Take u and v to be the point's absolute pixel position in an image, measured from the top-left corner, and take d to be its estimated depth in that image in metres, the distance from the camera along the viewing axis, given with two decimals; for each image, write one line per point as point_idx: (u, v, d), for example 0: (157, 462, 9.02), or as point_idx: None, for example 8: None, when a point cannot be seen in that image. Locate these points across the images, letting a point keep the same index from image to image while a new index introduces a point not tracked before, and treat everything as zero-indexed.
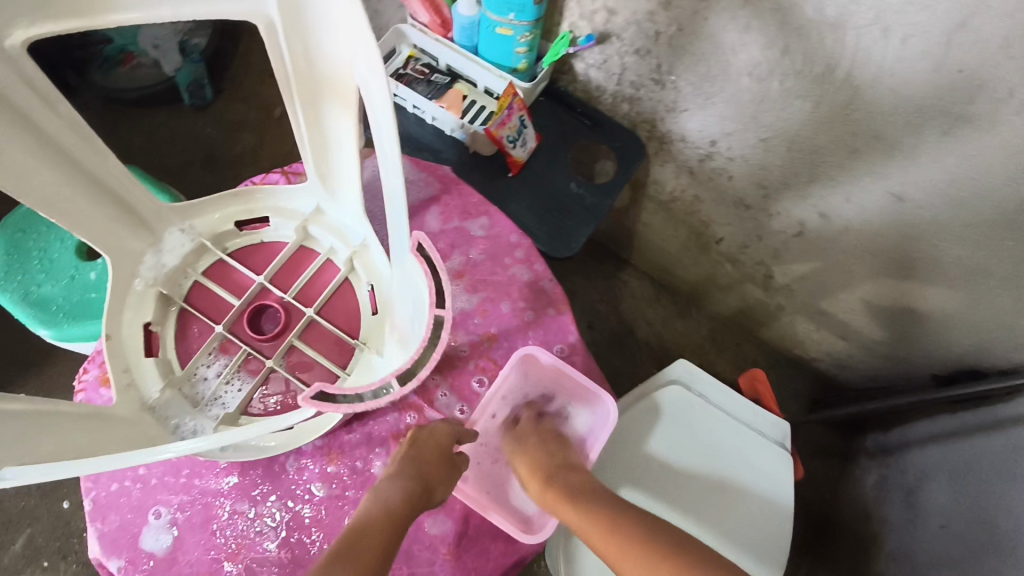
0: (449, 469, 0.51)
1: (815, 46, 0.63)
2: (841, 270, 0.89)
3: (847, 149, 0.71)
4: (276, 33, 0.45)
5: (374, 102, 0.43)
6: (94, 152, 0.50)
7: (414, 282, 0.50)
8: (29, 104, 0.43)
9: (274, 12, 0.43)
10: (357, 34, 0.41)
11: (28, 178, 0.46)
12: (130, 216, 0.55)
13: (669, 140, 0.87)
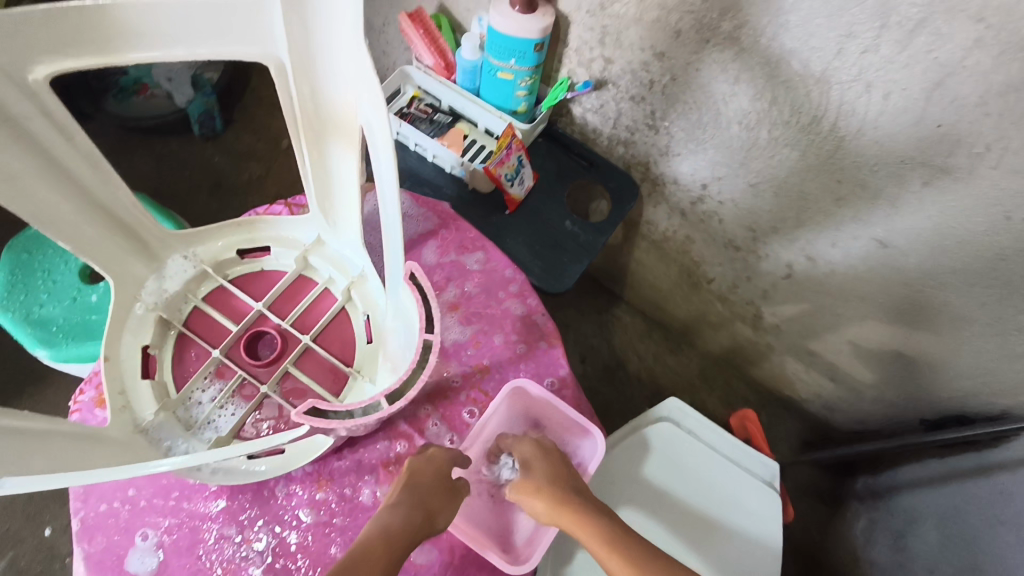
0: (451, 501, 0.51)
1: (800, 99, 0.66)
2: (828, 312, 0.91)
3: (833, 197, 0.73)
4: (287, 75, 0.48)
5: (376, 140, 0.45)
6: (105, 181, 0.52)
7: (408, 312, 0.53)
8: (45, 137, 0.46)
9: (286, 54, 0.46)
10: (363, 77, 0.43)
11: (40, 207, 0.47)
12: (134, 242, 0.56)
13: (662, 183, 0.90)
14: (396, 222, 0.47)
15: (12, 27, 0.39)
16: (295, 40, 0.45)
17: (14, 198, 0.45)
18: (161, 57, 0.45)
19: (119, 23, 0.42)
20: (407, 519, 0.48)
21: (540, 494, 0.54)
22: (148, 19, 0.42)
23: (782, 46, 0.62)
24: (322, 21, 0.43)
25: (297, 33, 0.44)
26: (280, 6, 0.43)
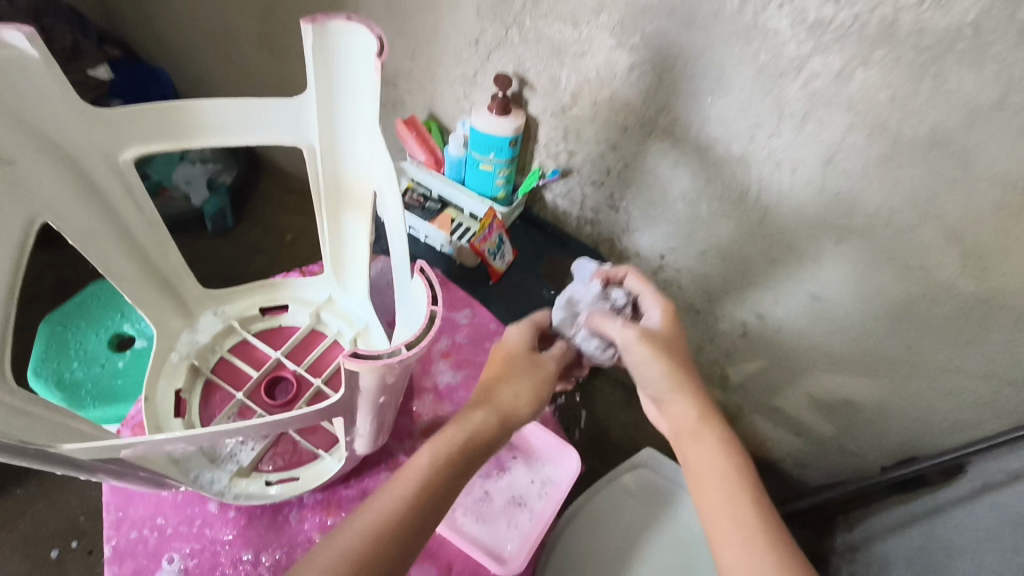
0: (544, 387, 0.60)
1: (728, 177, 0.80)
2: (783, 367, 1.00)
3: (769, 260, 0.85)
4: (316, 155, 0.62)
5: (385, 201, 0.58)
6: (160, 245, 0.66)
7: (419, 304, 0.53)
8: (120, 205, 0.61)
9: (316, 139, 0.60)
10: (376, 156, 0.57)
11: (111, 260, 0.61)
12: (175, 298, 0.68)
13: (626, 256, 1.02)
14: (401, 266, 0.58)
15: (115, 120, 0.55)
16: (325, 129, 0.60)
17: (96, 250, 0.59)
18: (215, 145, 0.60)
19: (190, 118, 0.57)
20: (514, 403, 0.56)
21: (670, 399, 0.59)
22: (209, 116, 0.58)
23: (708, 135, 0.77)
24: (349, 112, 0.58)
25: (329, 123, 0.59)
26: (315, 101, 0.57)
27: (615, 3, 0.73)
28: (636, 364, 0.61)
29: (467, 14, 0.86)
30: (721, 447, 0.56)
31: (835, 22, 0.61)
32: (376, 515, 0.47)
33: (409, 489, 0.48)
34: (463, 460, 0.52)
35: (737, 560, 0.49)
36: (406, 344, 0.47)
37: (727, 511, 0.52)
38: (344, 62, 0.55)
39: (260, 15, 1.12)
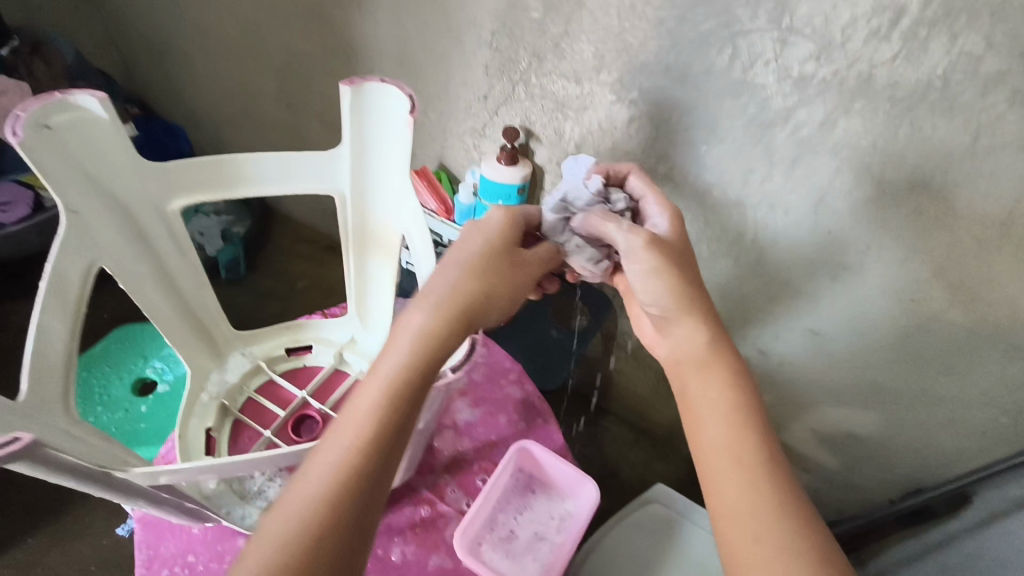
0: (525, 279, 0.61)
1: (726, 219, 0.84)
2: (787, 402, 1.02)
3: (768, 296, 0.89)
4: (346, 202, 0.69)
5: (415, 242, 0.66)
6: (198, 289, 0.72)
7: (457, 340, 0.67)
8: (164, 252, 0.68)
9: (348, 188, 0.68)
10: (408, 200, 0.66)
11: (153, 302, 0.67)
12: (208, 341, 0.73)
13: None
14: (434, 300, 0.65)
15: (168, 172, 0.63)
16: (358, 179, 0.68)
17: (140, 292, 0.65)
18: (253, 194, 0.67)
19: (235, 169, 0.65)
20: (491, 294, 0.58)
21: (674, 323, 0.60)
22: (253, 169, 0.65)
23: (705, 181, 0.82)
24: (378, 165, 0.66)
25: (359, 174, 0.67)
26: (349, 156, 0.66)
27: (615, 62, 0.78)
28: (636, 277, 0.62)
29: (476, 72, 0.92)
30: (724, 380, 0.56)
31: (817, 77, 0.67)
32: (361, 418, 0.46)
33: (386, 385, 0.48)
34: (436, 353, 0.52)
35: (733, 494, 0.49)
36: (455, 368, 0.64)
37: (725, 444, 0.52)
38: (377, 123, 0.64)
39: (277, 76, 1.18)
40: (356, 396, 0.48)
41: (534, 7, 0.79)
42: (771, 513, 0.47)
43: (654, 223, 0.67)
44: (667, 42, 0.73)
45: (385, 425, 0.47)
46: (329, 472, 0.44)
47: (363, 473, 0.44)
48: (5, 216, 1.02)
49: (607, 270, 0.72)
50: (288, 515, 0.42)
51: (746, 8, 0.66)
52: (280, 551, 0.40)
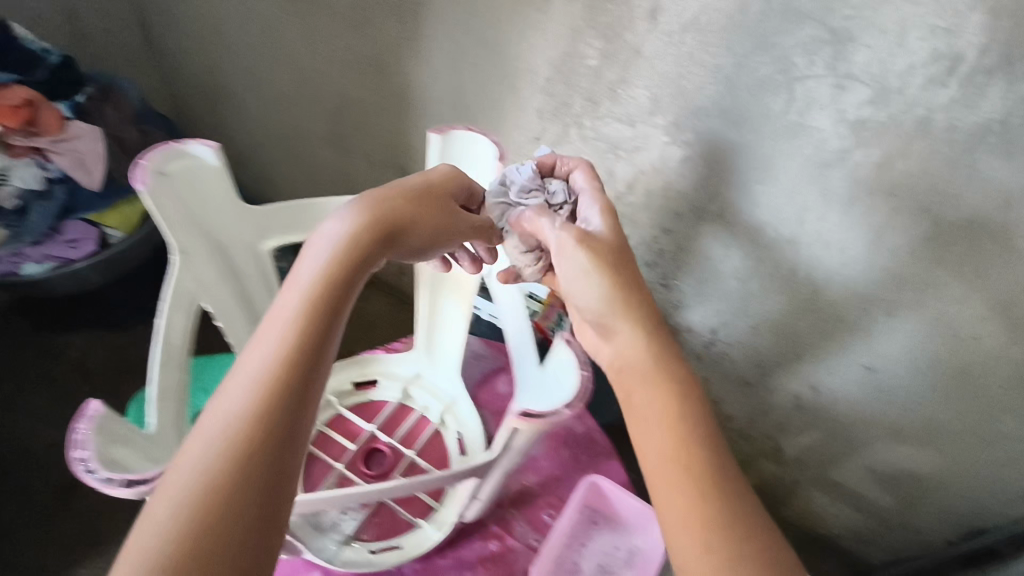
0: (439, 222, 0.66)
1: (779, 257, 0.85)
2: (838, 440, 1.01)
3: (820, 333, 0.89)
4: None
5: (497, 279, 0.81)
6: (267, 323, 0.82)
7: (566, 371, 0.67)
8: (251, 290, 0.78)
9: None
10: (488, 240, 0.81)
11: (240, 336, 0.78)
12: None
13: (677, 332, 1.06)
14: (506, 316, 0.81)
15: (276, 219, 0.74)
16: None
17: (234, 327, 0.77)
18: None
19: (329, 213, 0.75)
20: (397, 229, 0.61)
21: (616, 329, 0.62)
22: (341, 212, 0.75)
23: (758, 219, 0.83)
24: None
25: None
26: None
27: (670, 106, 0.81)
28: (571, 271, 0.64)
29: (530, 116, 0.95)
30: (666, 386, 0.57)
31: (873, 121, 0.69)
32: (271, 348, 0.49)
33: (297, 316, 0.51)
34: (346, 283, 0.55)
35: (672, 493, 0.50)
36: (568, 403, 0.62)
37: (667, 446, 0.53)
38: (452, 170, 0.81)
39: (329, 118, 1.23)
40: (266, 331, 0.50)
41: (591, 55, 0.82)
42: (705, 510, 0.49)
43: (585, 218, 0.69)
44: (723, 87, 0.75)
45: (296, 351, 0.49)
46: (242, 399, 0.46)
47: (279, 395, 0.46)
48: (75, 253, 1.06)
49: (538, 265, 0.74)
50: (204, 444, 0.43)
51: (803, 56, 0.68)
52: (204, 479, 0.41)
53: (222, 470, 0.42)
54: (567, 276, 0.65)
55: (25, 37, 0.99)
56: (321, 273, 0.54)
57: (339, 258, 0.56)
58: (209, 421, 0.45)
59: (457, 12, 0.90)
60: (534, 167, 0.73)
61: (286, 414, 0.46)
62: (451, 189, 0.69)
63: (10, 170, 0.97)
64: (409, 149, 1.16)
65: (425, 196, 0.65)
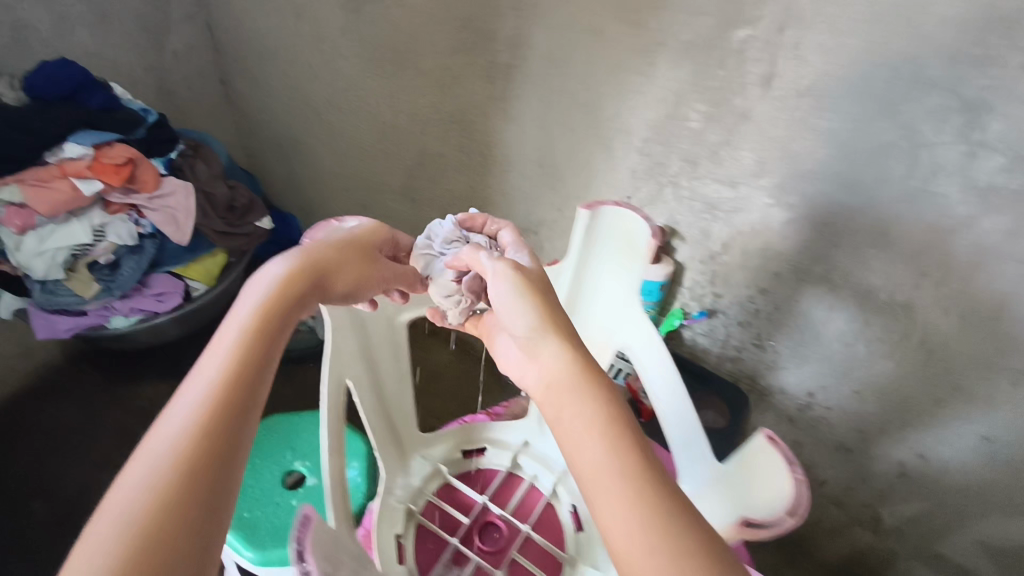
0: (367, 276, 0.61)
1: (890, 321, 0.82)
2: (948, 511, 0.96)
3: (933, 399, 0.85)
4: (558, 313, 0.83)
5: (642, 360, 0.75)
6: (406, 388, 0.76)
7: (768, 469, 0.60)
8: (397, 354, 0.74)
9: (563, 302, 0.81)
10: (631, 318, 0.76)
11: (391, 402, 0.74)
12: (395, 439, 0.73)
13: (769, 392, 1.03)
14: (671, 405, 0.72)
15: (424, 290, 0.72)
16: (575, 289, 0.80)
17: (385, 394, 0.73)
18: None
19: None
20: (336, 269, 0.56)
21: (539, 345, 0.49)
22: None
23: (870, 283, 0.80)
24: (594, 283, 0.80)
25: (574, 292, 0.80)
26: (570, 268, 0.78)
27: (776, 169, 0.78)
28: (502, 297, 0.54)
29: (622, 175, 0.93)
30: (583, 384, 0.45)
31: (1007, 190, 0.65)
32: (207, 385, 0.41)
33: (231, 350, 0.44)
34: (286, 318, 0.49)
35: (615, 504, 0.38)
36: (792, 513, 0.55)
37: (601, 453, 0.40)
38: (596, 246, 0.77)
39: (406, 172, 1.24)
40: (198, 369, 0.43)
41: (694, 118, 0.81)
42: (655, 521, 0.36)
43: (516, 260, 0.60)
44: (838, 152, 0.72)
45: (233, 390, 0.42)
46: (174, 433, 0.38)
47: (218, 439, 0.39)
48: (161, 306, 1.08)
49: (461, 307, 0.67)
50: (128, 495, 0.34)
51: (932, 124, 0.66)
52: (131, 529, 0.33)
53: (143, 532, 0.33)
54: (498, 303, 0.54)
55: (126, 98, 1.01)
56: (260, 305, 0.48)
57: (282, 292, 0.50)
58: (126, 478, 0.35)
59: (552, 73, 0.89)
60: (456, 218, 0.69)
61: (225, 463, 0.39)
62: (374, 244, 0.64)
63: (107, 227, 0.99)
64: (488, 204, 1.16)
65: (360, 244, 0.62)
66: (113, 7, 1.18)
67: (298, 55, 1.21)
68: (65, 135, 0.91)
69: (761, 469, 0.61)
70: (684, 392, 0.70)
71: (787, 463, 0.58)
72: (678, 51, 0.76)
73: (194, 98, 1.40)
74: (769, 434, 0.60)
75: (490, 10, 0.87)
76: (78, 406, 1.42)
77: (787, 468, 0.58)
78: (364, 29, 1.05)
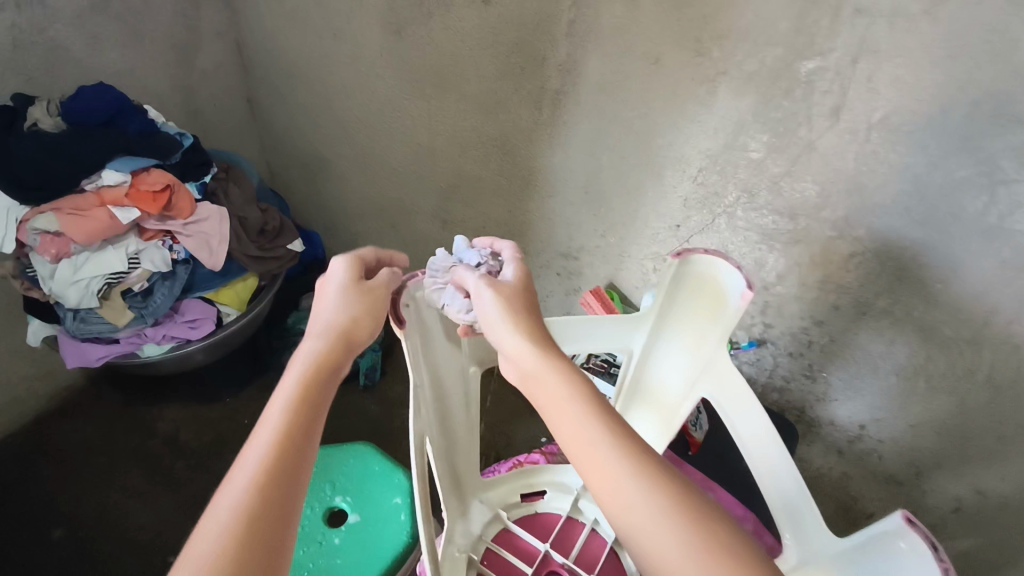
0: (384, 305, 0.56)
1: (954, 357, 0.79)
2: (1005, 551, 0.89)
3: (995, 436, 0.81)
4: (631, 359, 0.72)
5: (730, 412, 0.64)
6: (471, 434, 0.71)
7: (906, 558, 0.48)
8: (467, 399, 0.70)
9: (638, 345, 0.71)
10: (718, 371, 0.65)
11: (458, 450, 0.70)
12: (456, 482, 0.70)
13: (817, 424, 1.00)
14: (767, 470, 0.60)
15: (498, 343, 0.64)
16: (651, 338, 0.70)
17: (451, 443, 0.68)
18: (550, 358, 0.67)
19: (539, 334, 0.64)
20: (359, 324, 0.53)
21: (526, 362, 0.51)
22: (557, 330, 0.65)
23: (934, 318, 0.77)
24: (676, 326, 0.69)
25: (650, 337, 0.70)
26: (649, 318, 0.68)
27: (841, 202, 0.76)
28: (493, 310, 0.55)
29: (673, 203, 0.92)
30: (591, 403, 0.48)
31: None
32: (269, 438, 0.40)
33: (278, 422, 0.41)
34: (331, 378, 0.47)
35: (642, 518, 0.41)
36: None
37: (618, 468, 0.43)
38: (684, 289, 0.66)
39: (440, 194, 1.22)
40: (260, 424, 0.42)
41: (755, 148, 0.78)
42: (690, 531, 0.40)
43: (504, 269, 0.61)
44: (913, 192, 0.71)
45: (286, 466, 0.39)
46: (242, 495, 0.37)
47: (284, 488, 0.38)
48: (194, 333, 1.06)
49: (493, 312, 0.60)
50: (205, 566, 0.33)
51: (1014, 160, 0.62)
52: None
53: None
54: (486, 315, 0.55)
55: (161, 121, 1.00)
56: (299, 374, 0.45)
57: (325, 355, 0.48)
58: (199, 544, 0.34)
59: (603, 99, 0.87)
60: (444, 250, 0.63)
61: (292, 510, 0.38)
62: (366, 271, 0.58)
63: (142, 254, 0.97)
64: (526, 228, 1.14)
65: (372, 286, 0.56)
66: (147, 26, 1.17)
67: (333, 76, 1.19)
68: (103, 162, 0.90)
69: (898, 557, 0.49)
70: (786, 458, 0.58)
71: (926, 549, 0.47)
72: (741, 80, 0.74)
73: (222, 117, 1.39)
74: (910, 517, 0.49)
75: (543, 35, 0.86)
76: (98, 429, 1.40)
77: (927, 555, 0.47)
78: (405, 52, 1.04)
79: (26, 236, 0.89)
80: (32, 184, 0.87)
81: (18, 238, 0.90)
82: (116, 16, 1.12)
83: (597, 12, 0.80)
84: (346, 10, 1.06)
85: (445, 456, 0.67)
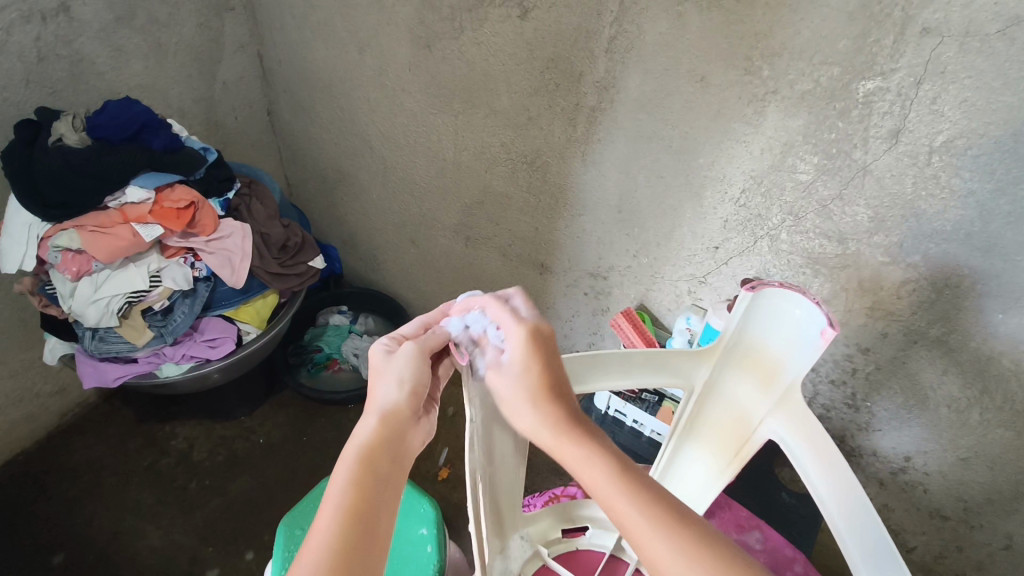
0: (426, 381, 0.58)
1: (1012, 390, 0.75)
2: None
3: None
4: (691, 397, 0.76)
5: (795, 443, 0.68)
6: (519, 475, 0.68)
7: None
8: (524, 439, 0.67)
9: (700, 382, 0.74)
10: (783, 405, 0.70)
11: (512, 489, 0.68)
12: (497, 520, 0.67)
13: (859, 453, 0.96)
14: (834, 498, 0.62)
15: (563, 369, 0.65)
16: (713, 375, 0.74)
17: (503, 484, 0.66)
18: (587, 388, 0.67)
19: (596, 362, 0.66)
20: (402, 405, 0.55)
21: (551, 445, 0.56)
22: (615, 359, 0.67)
23: (991, 349, 0.74)
24: (736, 367, 0.74)
25: (714, 372, 0.74)
26: (718, 353, 0.73)
27: (896, 227, 0.72)
28: (512, 395, 0.58)
29: (712, 224, 0.88)
30: (621, 477, 0.52)
31: None
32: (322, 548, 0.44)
33: (332, 532, 0.45)
34: (382, 470, 0.50)
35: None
36: None
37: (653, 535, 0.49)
38: (754, 326, 0.70)
39: (464, 210, 1.19)
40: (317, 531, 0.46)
41: (803, 170, 0.75)
42: None
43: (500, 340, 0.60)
44: (973, 213, 0.66)
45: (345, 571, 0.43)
46: None
47: None
48: (212, 353, 1.04)
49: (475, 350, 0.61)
50: None
51: None
52: None
53: None
54: (502, 399, 0.58)
55: (185, 136, 0.98)
56: (349, 472, 0.49)
57: (369, 448, 0.51)
58: None
59: (643, 116, 0.84)
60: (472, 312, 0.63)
61: None
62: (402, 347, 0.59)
63: (163, 271, 0.96)
64: (553, 246, 1.11)
65: (410, 355, 0.58)
66: (169, 38, 1.15)
67: (358, 89, 1.17)
68: (127, 179, 0.88)
69: None
70: (859, 488, 0.60)
71: None
72: (792, 100, 0.71)
73: (241, 129, 1.37)
74: None
75: (581, 51, 0.83)
76: (111, 447, 1.37)
77: None
78: (433, 67, 1.02)
79: (47, 253, 0.88)
80: (55, 202, 0.85)
81: (39, 255, 0.89)
82: (140, 28, 1.10)
83: (640, 28, 0.77)
84: (372, 25, 1.04)
85: (490, 485, 0.64)
